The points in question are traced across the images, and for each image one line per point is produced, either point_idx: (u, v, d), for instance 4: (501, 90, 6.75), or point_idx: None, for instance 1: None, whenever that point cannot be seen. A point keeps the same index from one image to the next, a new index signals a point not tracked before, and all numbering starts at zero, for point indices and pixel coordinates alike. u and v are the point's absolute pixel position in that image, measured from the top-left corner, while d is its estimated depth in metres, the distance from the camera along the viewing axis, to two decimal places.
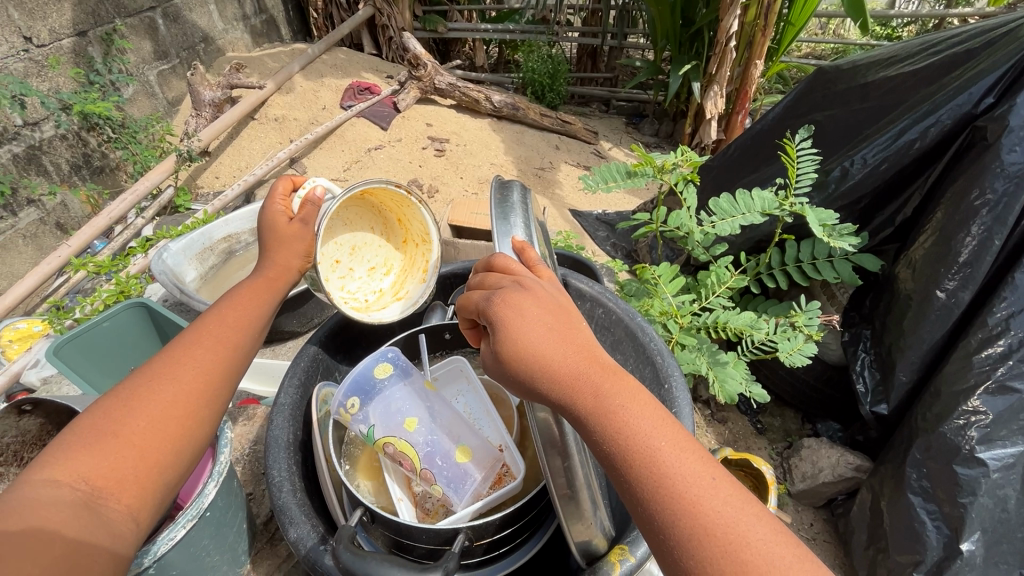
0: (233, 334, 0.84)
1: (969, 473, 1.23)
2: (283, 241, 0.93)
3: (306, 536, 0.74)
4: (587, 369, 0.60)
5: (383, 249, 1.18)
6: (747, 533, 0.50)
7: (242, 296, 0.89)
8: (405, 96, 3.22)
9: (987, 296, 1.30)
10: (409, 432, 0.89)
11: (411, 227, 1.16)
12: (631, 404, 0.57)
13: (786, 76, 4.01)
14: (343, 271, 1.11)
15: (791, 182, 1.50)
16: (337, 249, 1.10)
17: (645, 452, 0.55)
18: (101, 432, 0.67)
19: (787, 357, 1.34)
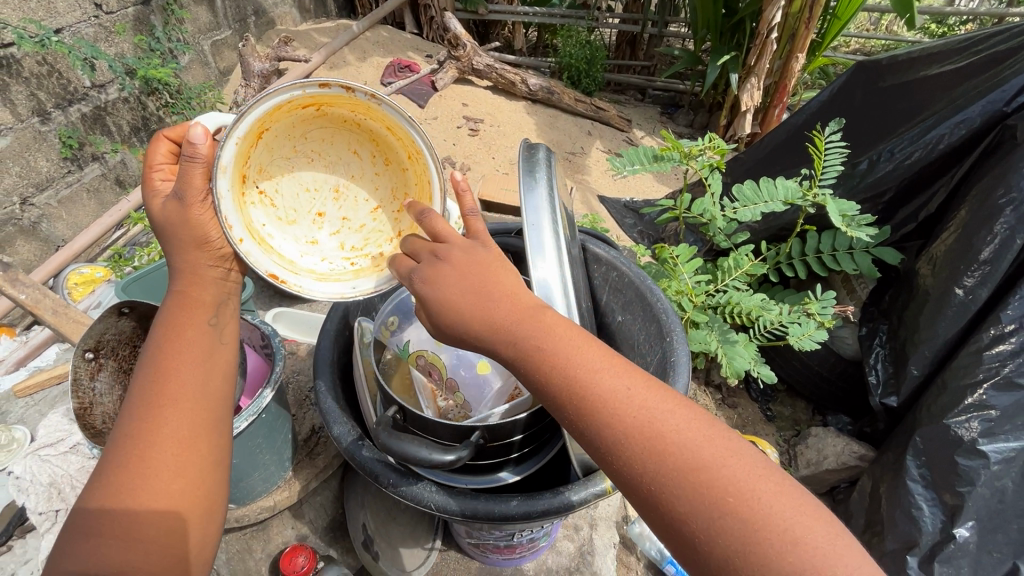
0: (195, 364, 0.69)
1: (969, 464, 1.26)
2: (187, 233, 0.70)
3: (346, 434, 0.79)
4: (511, 319, 0.61)
5: (389, 178, 0.86)
6: (665, 426, 0.54)
7: (180, 318, 0.71)
8: (444, 75, 3.30)
9: (1004, 294, 1.31)
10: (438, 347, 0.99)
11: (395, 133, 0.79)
12: (550, 337, 0.59)
13: (829, 72, 3.91)
14: (335, 223, 0.86)
15: (816, 173, 1.53)
16: (318, 198, 0.85)
17: (569, 381, 0.58)
18: (98, 518, 0.60)
19: (798, 341, 1.39)
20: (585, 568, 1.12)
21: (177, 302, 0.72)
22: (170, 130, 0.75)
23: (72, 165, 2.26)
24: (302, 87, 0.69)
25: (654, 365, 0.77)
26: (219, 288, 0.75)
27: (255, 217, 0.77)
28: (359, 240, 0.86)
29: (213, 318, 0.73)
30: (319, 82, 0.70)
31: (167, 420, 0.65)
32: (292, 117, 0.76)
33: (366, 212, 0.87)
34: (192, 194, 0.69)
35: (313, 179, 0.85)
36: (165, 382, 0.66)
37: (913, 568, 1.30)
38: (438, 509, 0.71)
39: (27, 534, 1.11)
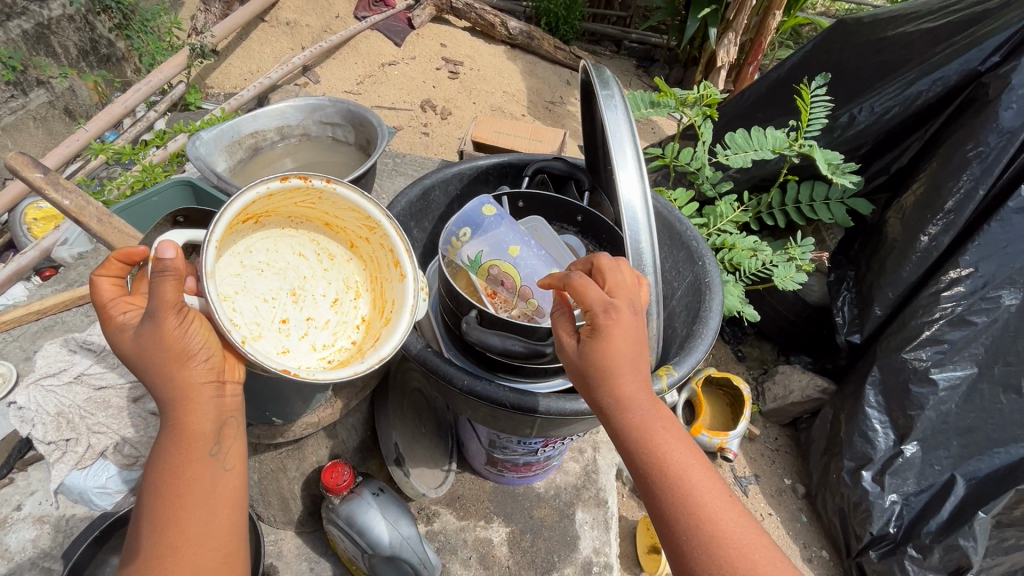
0: (200, 500, 0.56)
1: (921, 390, 1.42)
2: (161, 353, 0.54)
3: (412, 340, 0.71)
4: (635, 393, 0.58)
5: (341, 270, 0.77)
6: (757, 545, 0.53)
7: (175, 453, 0.56)
8: (421, 12, 3.14)
9: (963, 241, 1.44)
10: (513, 257, 0.80)
11: (340, 219, 0.74)
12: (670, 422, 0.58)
13: (800, 32, 3.98)
14: (300, 327, 0.71)
15: (804, 123, 1.59)
16: (277, 305, 0.70)
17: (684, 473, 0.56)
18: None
19: (780, 282, 1.49)
20: (590, 484, 1.20)
21: (169, 431, 0.56)
22: (102, 264, 0.57)
23: (15, 90, 2.08)
24: (264, 181, 0.61)
25: (684, 289, 0.83)
26: (217, 408, 0.58)
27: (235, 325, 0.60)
28: (331, 338, 0.72)
29: (215, 446, 0.58)
30: (280, 175, 0.62)
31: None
32: (232, 230, 0.65)
33: (330, 309, 0.75)
34: (168, 306, 0.52)
35: (266, 288, 0.71)
36: (168, 536, 0.54)
37: (866, 481, 1.48)
38: (511, 406, 0.65)
39: (31, 466, 1.12)
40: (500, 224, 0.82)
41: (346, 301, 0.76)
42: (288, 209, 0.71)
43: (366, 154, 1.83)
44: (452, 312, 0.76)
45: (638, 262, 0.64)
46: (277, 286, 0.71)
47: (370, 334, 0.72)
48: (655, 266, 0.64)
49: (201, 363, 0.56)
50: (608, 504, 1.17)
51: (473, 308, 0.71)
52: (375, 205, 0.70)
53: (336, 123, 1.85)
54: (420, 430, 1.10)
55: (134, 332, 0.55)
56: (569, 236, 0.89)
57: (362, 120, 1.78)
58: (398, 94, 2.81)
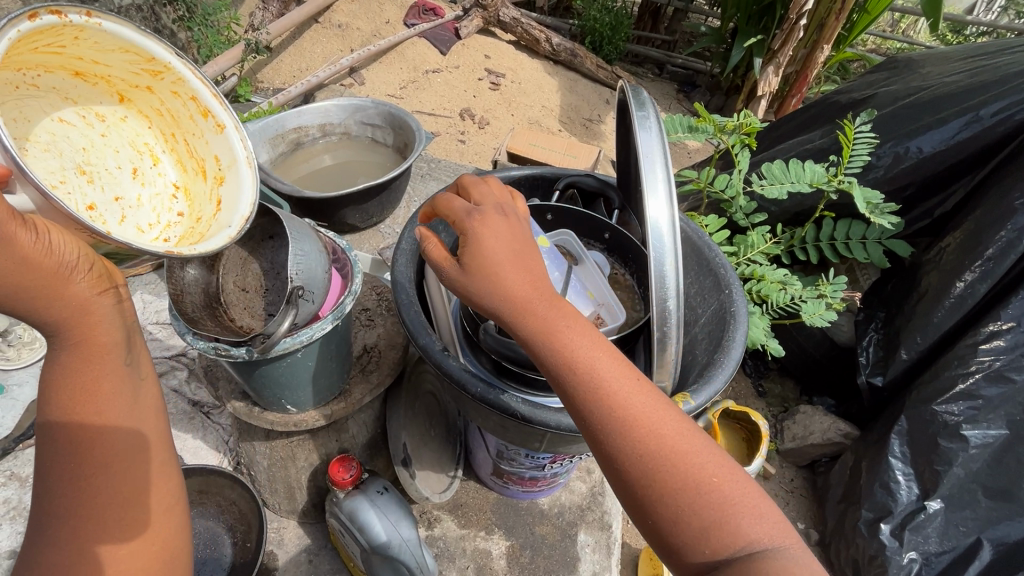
0: (124, 407, 0.56)
1: (950, 446, 1.35)
2: (31, 274, 0.49)
3: (432, 343, 0.70)
4: (637, 412, 0.54)
5: (124, 131, 0.71)
6: (795, 564, 0.47)
7: (81, 370, 0.55)
8: (468, 23, 3.19)
9: (1003, 292, 1.38)
10: None
11: (101, 66, 0.67)
12: (681, 436, 0.53)
13: (848, 68, 3.89)
14: (112, 207, 0.68)
15: (844, 160, 1.54)
16: (72, 188, 0.63)
17: (660, 448, 0.52)
18: (72, 500, 0.53)
19: (809, 318, 1.47)
20: (595, 506, 1.18)
21: (70, 352, 0.55)
22: None
23: None
24: (15, 24, 0.52)
25: (708, 316, 0.82)
26: (121, 317, 0.57)
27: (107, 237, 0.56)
28: (154, 215, 0.72)
29: (127, 355, 0.58)
30: (29, 13, 0.53)
31: (110, 485, 0.55)
32: None
33: (129, 180, 0.71)
34: (11, 216, 0.46)
35: (48, 170, 0.62)
36: (92, 457, 0.54)
37: (884, 534, 1.40)
38: (522, 419, 0.65)
39: None
40: None
41: (147, 168, 0.73)
42: (30, 58, 0.59)
43: (402, 157, 1.88)
44: (473, 318, 0.77)
45: (660, 285, 0.64)
46: (56, 162, 0.63)
47: (201, 200, 0.75)
48: (677, 288, 0.64)
49: (83, 274, 0.53)
50: (612, 528, 1.15)
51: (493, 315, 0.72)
52: (159, 44, 0.68)
53: (376, 125, 1.90)
54: (430, 432, 1.11)
55: None
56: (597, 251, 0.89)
57: (402, 124, 1.84)
58: (439, 101, 2.87)
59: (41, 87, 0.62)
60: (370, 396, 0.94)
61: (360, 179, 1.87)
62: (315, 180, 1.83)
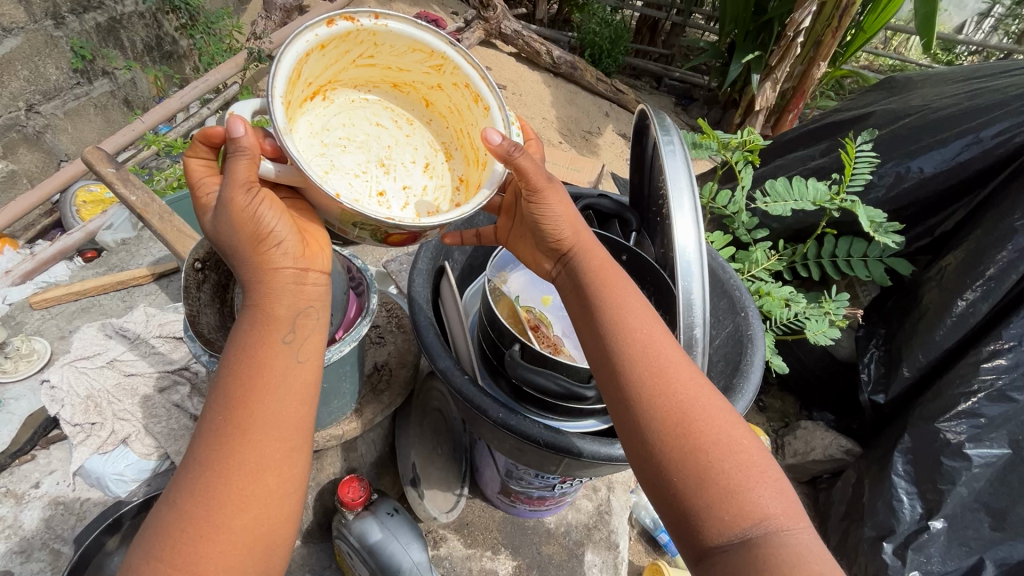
0: (278, 387, 0.56)
1: (953, 464, 1.35)
2: (240, 236, 0.56)
3: (452, 368, 0.69)
4: (667, 371, 0.59)
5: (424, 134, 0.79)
6: (804, 549, 0.49)
7: (258, 335, 0.57)
8: (470, 35, 3.22)
9: (1003, 312, 1.39)
10: (544, 307, 0.85)
11: (406, 71, 0.75)
12: (703, 404, 0.57)
13: (843, 84, 3.94)
14: (397, 195, 0.72)
15: (846, 178, 1.55)
16: (370, 177, 0.72)
17: (688, 407, 0.57)
18: (211, 461, 0.53)
19: (812, 336, 1.48)
20: (601, 526, 1.17)
21: (251, 315, 0.58)
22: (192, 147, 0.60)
23: (82, 77, 2.19)
24: (309, 28, 0.62)
25: (722, 338, 0.82)
26: (294, 295, 0.59)
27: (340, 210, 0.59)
28: (432, 203, 0.74)
29: (291, 334, 0.58)
30: (323, 18, 0.62)
31: (243, 452, 0.53)
32: (302, 100, 0.68)
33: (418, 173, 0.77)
34: (241, 182, 0.54)
35: (355, 163, 0.72)
36: (241, 418, 0.54)
37: (887, 553, 1.41)
38: (544, 445, 0.64)
39: (53, 445, 1.14)
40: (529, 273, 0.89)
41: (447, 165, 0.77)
42: (355, 73, 0.73)
43: None
44: (493, 341, 0.77)
45: (686, 311, 0.64)
46: (365, 159, 0.73)
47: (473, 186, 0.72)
48: (704, 317, 0.65)
49: (283, 244, 0.58)
50: (619, 548, 1.15)
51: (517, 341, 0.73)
52: (437, 35, 0.70)
53: None
54: (437, 450, 1.09)
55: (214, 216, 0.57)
56: None
57: None
58: None
59: (370, 98, 0.76)
60: (381, 416, 0.93)
61: None
62: None
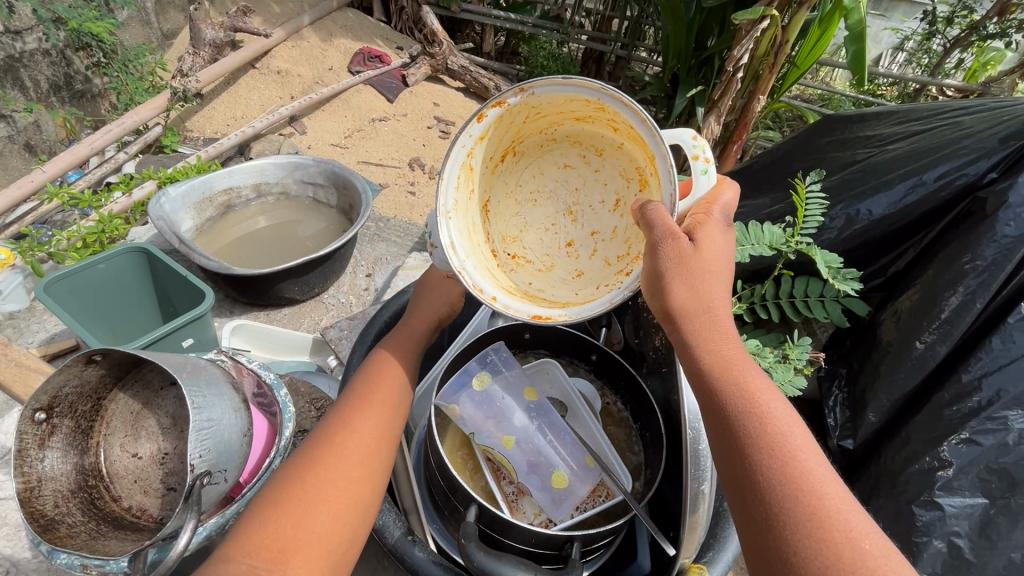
0: (382, 409, 0.81)
1: (926, 515, 1.31)
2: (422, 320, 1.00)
3: (392, 526, 0.82)
4: (809, 477, 0.61)
5: (614, 163, 0.99)
6: None
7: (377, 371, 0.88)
8: (415, 70, 3.14)
9: (962, 354, 1.39)
10: (506, 448, 0.89)
11: (578, 110, 0.94)
12: (847, 520, 0.58)
13: (781, 116, 4.10)
14: (586, 241, 1.02)
15: (800, 222, 1.53)
16: (563, 224, 1.05)
17: (856, 567, 0.55)
18: (326, 434, 0.76)
19: (779, 387, 1.43)
20: None
21: (374, 364, 0.89)
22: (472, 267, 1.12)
23: None
24: (464, 137, 0.88)
25: None
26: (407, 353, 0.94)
27: (525, 285, 0.97)
28: (619, 247, 0.97)
29: (400, 377, 0.89)
30: (474, 119, 0.87)
31: (353, 438, 0.76)
32: (500, 169, 1.03)
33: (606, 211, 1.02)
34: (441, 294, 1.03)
35: (549, 215, 1.06)
36: (355, 413, 0.79)
37: None
38: None
39: None
40: (490, 407, 0.94)
41: (628, 195, 0.96)
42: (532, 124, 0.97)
43: (347, 219, 1.75)
44: (444, 492, 0.87)
45: (696, 465, 0.76)
46: (560, 209, 1.06)
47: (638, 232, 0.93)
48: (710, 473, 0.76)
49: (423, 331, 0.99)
50: None
51: (473, 504, 0.80)
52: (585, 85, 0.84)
53: (317, 183, 1.78)
54: None
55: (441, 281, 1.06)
56: (583, 381, 1.05)
57: (345, 183, 1.72)
58: (387, 150, 2.74)
59: (557, 141, 1.03)
60: None
61: (300, 242, 1.74)
62: (248, 245, 1.71)
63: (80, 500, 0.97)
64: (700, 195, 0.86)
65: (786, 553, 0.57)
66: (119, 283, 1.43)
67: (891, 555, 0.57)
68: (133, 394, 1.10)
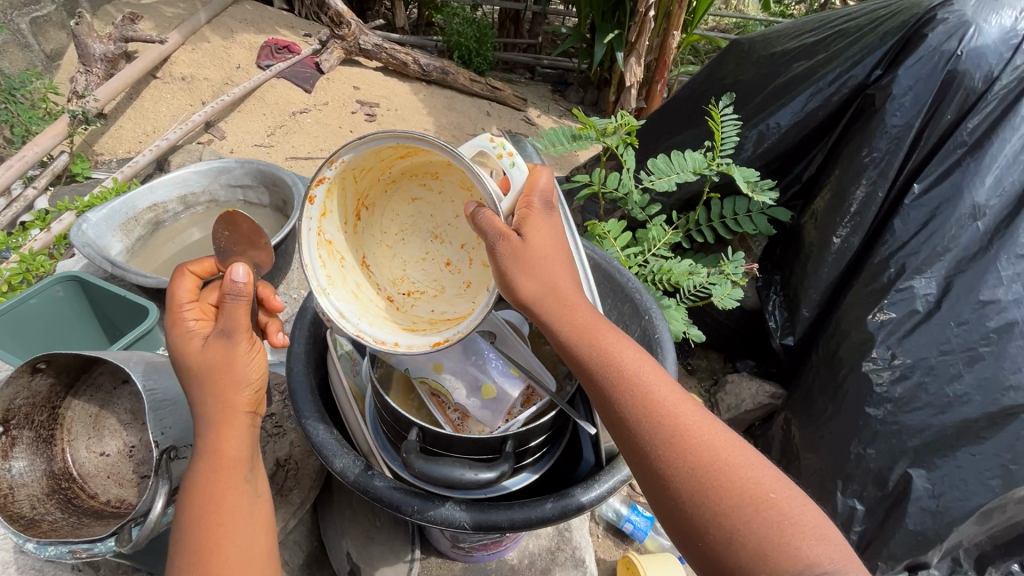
0: (245, 532, 0.68)
1: (858, 389, 1.45)
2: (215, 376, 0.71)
3: (351, 465, 0.80)
4: (660, 398, 0.70)
5: (452, 178, 0.92)
6: (800, 518, 0.61)
7: (213, 480, 0.69)
8: (328, 56, 3.07)
9: (872, 240, 1.52)
10: (438, 375, 0.94)
11: (389, 154, 0.87)
12: (695, 420, 0.68)
13: (698, 49, 4.20)
14: (465, 255, 0.96)
15: (718, 144, 1.62)
16: (440, 250, 0.98)
17: (713, 462, 0.65)
18: None
19: (719, 300, 1.54)
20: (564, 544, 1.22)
21: (204, 466, 0.70)
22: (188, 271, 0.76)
23: None
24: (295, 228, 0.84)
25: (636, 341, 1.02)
26: (248, 436, 0.73)
27: (428, 317, 0.93)
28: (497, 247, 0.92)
29: (247, 473, 0.72)
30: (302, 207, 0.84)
31: None
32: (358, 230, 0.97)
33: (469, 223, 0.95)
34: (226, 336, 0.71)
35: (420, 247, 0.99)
36: (212, 564, 0.65)
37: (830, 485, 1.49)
38: (472, 527, 0.75)
39: None
40: None
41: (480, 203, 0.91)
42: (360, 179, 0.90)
43: (283, 215, 1.74)
44: (393, 426, 0.90)
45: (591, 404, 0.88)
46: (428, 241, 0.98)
47: None
48: None
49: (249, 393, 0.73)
50: (587, 565, 1.18)
51: (414, 426, 0.85)
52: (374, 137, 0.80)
53: (246, 185, 1.75)
54: (375, 523, 1.04)
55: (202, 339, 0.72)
56: (513, 314, 1.10)
57: (274, 179, 1.70)
58: (313, 142, 2.68)
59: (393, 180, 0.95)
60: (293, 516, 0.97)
61: None
62: (186, 259, 1.68)
63: (56, 502, 0.92)
64: (520, 186, 0.82)
65: (656, 472, 0.66)
66: (61, 317, 1.40)
67: (729, 438, 0.68)
68: (88, 399, 1.05)
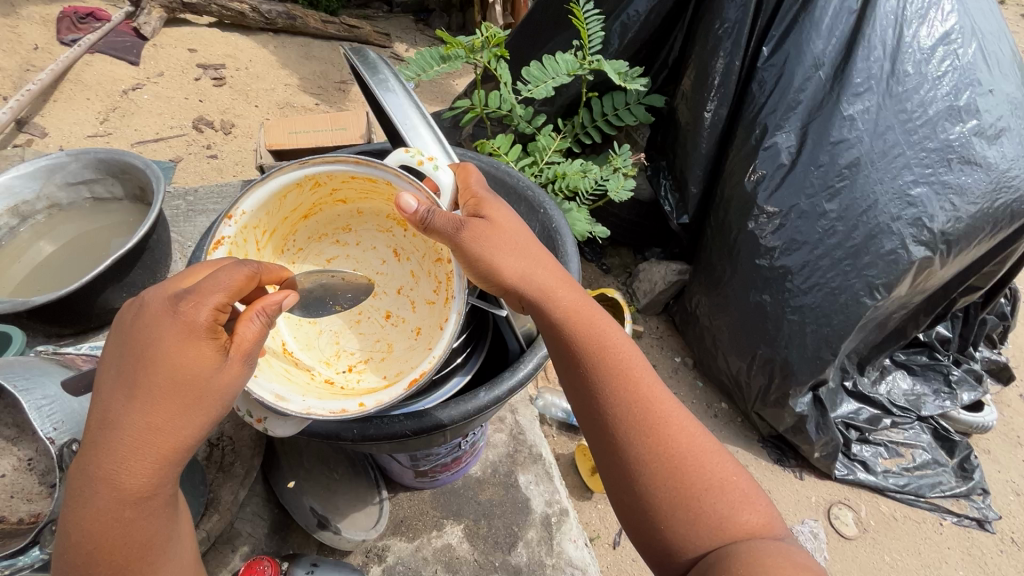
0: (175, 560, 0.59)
1: (747, 245, 1.61)
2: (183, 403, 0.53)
3: None
4: (641, 386, 0.68)
5: (369, 224, 0.91)
6: (750, 511, 0.61)
7: (125, 516, 0.54)
8: (146, 18, 2.68)
9: (737, 108, 1.64)
10: None
11: (295, 207, 0.83)
12: (671, 411, 0.67)
13: None
14: (401, 304, 0.88)
15: (585, 41, 1.62)
16: (371, 312, 0.88)
17: (682, 450, 0.64)
18: None
19: (616, 194, 1.62)
20: (521, 446, 1.31)
21: (110, 503, 0.53)
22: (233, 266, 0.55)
23: None
24: None
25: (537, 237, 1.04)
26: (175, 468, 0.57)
27: (379, 379, 0.77)
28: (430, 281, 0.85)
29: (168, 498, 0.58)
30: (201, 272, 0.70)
31: None
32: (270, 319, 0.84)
33: (397, 265, 0.90)
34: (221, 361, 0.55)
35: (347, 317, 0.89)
36: None
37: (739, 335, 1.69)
38: (412, 433, 0.74)
39: None
40: None
41: (404, 238, 0.89)
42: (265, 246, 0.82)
43: (145, 205, 1.55)
44: None
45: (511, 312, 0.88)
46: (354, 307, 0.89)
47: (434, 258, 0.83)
48: None
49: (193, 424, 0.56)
50: (544, 456, 1.30)
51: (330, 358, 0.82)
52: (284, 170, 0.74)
53: (88, 179, 1.53)
54: (336, 476, 1.07)
55: (218, 364, 0.54)
56: None
57: (122, 166, 1.50)
58: (160, 120, 2.37)
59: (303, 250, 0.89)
60: (243, 487, 0.95)
61: (102, 249, 1.53)
62: (42, 277, 1.47)
63: None
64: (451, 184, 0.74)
65: (625, 452, 0.65)
66: None
67: (701, 431, 0.67)
68: None
